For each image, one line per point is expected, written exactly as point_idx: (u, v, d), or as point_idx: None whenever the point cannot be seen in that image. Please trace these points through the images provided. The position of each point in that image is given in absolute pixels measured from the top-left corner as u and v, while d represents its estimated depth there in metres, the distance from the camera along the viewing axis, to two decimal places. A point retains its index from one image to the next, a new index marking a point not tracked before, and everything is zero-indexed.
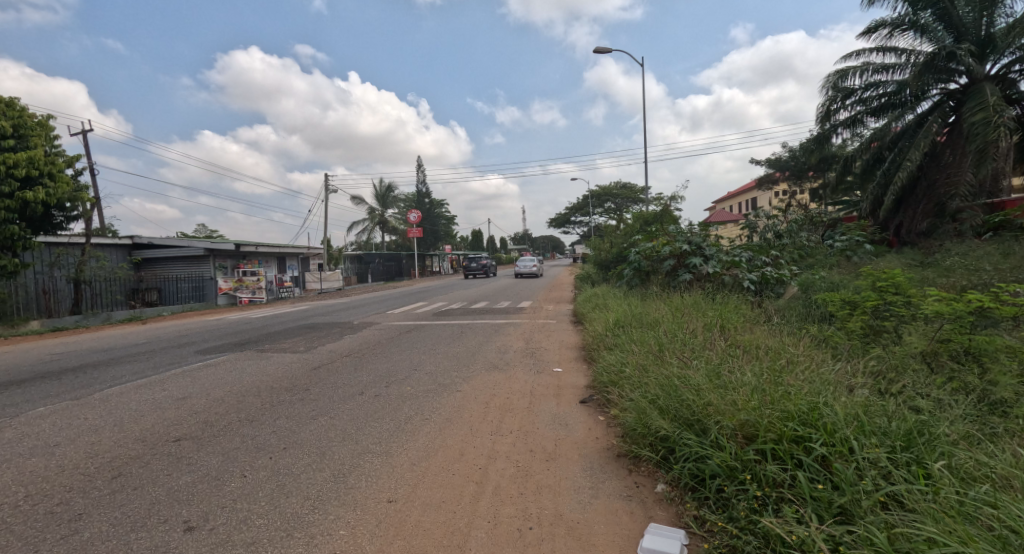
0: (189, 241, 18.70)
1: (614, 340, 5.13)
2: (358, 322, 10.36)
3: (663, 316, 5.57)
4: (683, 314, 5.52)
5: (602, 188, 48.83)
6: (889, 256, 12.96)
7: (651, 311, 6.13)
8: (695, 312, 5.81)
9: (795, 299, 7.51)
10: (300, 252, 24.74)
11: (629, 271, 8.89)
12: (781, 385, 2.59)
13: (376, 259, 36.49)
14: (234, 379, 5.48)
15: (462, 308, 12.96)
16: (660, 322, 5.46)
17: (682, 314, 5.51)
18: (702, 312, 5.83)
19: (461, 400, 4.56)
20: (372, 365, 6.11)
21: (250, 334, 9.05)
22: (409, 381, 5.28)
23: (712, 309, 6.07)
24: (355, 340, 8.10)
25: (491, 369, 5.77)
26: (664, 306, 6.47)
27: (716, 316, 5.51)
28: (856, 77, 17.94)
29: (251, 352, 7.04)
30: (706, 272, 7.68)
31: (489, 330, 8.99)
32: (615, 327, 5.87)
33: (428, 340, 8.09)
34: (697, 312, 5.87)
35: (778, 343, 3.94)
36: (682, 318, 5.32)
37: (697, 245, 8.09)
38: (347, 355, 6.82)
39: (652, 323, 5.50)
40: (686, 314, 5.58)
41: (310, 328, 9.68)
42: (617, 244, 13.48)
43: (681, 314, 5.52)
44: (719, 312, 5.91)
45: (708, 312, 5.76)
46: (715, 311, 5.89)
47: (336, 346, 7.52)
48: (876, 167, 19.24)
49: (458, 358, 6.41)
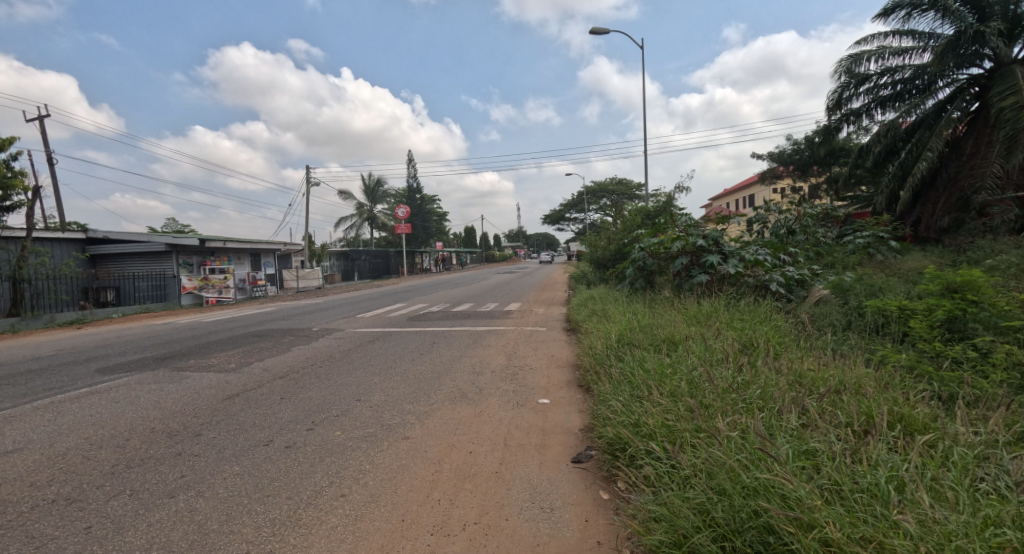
0: (150, 235, 17.11)
1: (619, 367, 3.82)
2: (318, 329, 8.98)
3: (683, 335, 4.28)
4: (709, 332, 4.21)
5: (597, 183, 47.59)
6: (914, 254, 11.76)
7: (664, 325, 4.81)
8: (722, 329, 4.51)
9: (833, 304, 6.26)
10: (276, 248, 23.19)
11: (632, 271, 7.53)
12: (985, 518, 1.26)
13: (363, 255, 35.13)
14: (111, 416, 4.05)
15: (442, 311, 11.57)
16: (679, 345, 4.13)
17: (710, 332, 4.22)
18: (729, 328, 4.53)
19: (404, 457, 3.22)
20: (306, 393, 4.73)
21: (185, 344, 7.62)
22: (342, 421, 3.91)
23: (743, 324, 4.74)
24: (304, 355, 6.70)
25: (456, 400, 4.44)
26: (679, 316, 5.15)
27: (751, 335, 4.21)
28: (870, 62, 16.75)
29: (165, 372, 5.63)
30: (726, 272, 6.37)
31: (467, 340, 7.61)
32: (616, 347, 4.56)
33: (393, 354, 6.71)
34: (724, 328, 4.56)
35: (868, 391, 2.64)
36: (709, 339, 4.01)
37: (715, 240, 6.75)
38: (282, 377, 5.41)
39: (669, 343, 4.23)
40: (713, 332, 4.26)
41: (258, 337, 8.25)
42: (617, 239, 12.11)
43: (709, 332, 4.23)
44: (752, 327, 4.58)
45: (740, 330, 4.44)
46: (746, 327, 4.58)
47: (276, 363, 6.10)
48: (888, 161, 18.07)
49: (418, 382, 5.05)
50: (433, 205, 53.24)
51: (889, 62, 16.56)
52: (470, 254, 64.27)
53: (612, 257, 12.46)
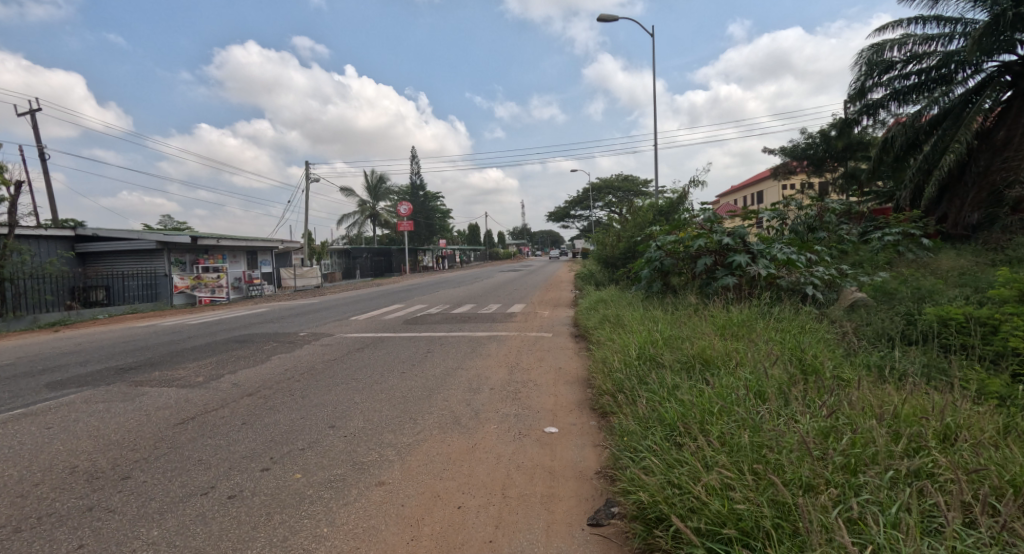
0: (140, 232, 16.48)
1: (643, 396, 3.12)
2: (305, 334, 8.32)
3: (720, 354, 3.55)
4: (748, 350, 3.51)
5: (602, 180, 46.78)
6: (948, 253, 10.92)
7: (691, 338, 4.11)
8: (762, 346, 3.79)
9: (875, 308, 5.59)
10: (274, 246, 22.60)
11: (647, 273, 6.78)
12: None
13: (364, 253, 34.67)
14: (31, 448, 3.36)
15: (440, 313, 10.88)
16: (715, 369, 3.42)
17: (750, 351, 3.51)
18: (771, 345, 3.81)
19: (373, 515, 2.52)
20: (270, 417, 4.04)
21: (157, 352, 6.96)
22: (304, 459, 3.19)
23: (784, 338, 4.04)
24: (283, 365, 6.02)
25: (447, 428, 3.74)
26: (707, 328, 4.44)
27: (799, 355, 3.51)
28: (895, 49, 15.82)
29: (121, 387, 4.96)
30: (756, 274, 5.64)
31: (466, 348, 6.90)
32: (633, 366, 3.83)
33: (382, 364, 6.03)
34: (764, 345, 3.85)
35: (996, 445, 1.94)
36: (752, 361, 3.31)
37: (743, 238, 6.02)
38: (250, 395, 4.72)
39: (701, 362, 3.53)
40: (753, 350, 3.57)
41: (239, 343, 7.58)
42: (628, 236, 11.36)
43: (748, 350, 3.53)
44: (796, 344, 3.87)
45: (785, 347, 3.72)
46: (790, 344, 3.86)
47: (248, 376, 5.41)
48: (908, 155, 17.20)
49: (404, 403, 4.35)
50: (436, 202, 52.63)
51: (916, 49, 15.54)
52: (473, 251, 63.64)
53: (622, 255, 11.70)
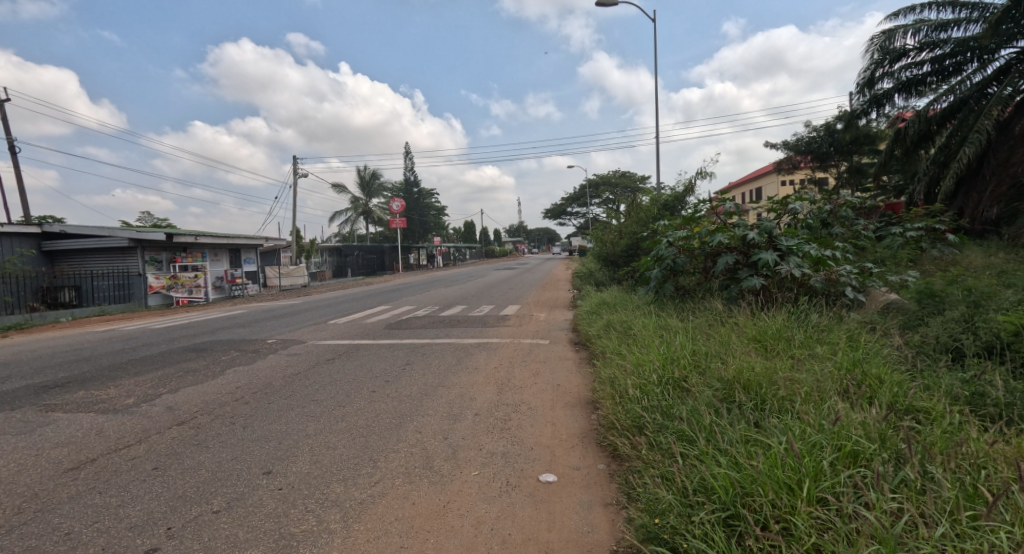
0: (111, 230, 15.47)
1: (675, 450, 2.31)
2: (275, 341, 7.47)
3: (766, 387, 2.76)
4: (802, 380, 2.73)
5: (599, 177, 46.04)
6: (973, 250, 10.15)
7: (721, 358, 3.32)
8: (815, 372, 3.00)
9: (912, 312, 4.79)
10: (258, 243, 21.64)
11: (657, 274, 5.99)
12: None
13: (356, 251, 33.89)
14: None
15: (428, 316, 10.05)
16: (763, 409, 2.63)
17: (804, 381, 2.73)
18: (825, 370, 3.03)
19: None
20: (191, 458, 3.17)
21: (97, 364, 6.06)
22: (214, 530, 2.33)
23: (836, 358, 3.27)
24: (237, 381, 5.17)
25: (415, 476, 2.91)
26: (736, 343, 3.65)
27: (868, 391, 2.73)
28: (908, 36, 15.00)
29: (28, 413, 4.08)
30: (788, 275, 4.84)
31: (451, 359, 6.05)
32: (653, 400, 3.02)
33: (350, 380, 5.18)
34: (816, 370, 3.06)
35: None
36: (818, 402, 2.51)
37: (770, 232, 5.20)
38: (181, 424, 3.85)
39: (742, 395, 2.74)
40: (808, 378, 2.78)
41: (196, 353, 6.68)
42: (631, 232, 10.53)
43: (802, 379, 2.74)
44: (854, 366, 3.10)
45: (845, 376, 2.94)
46: (847, 368, 3.08)
47: (186, 398, 4.51)
48: (920, 148, 16.47)
49: (368, 437, 3.54)
50: (430, 199, 51.76)
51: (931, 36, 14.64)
52: (469, 249, 62.73)
53: (625, 253, 10.86)
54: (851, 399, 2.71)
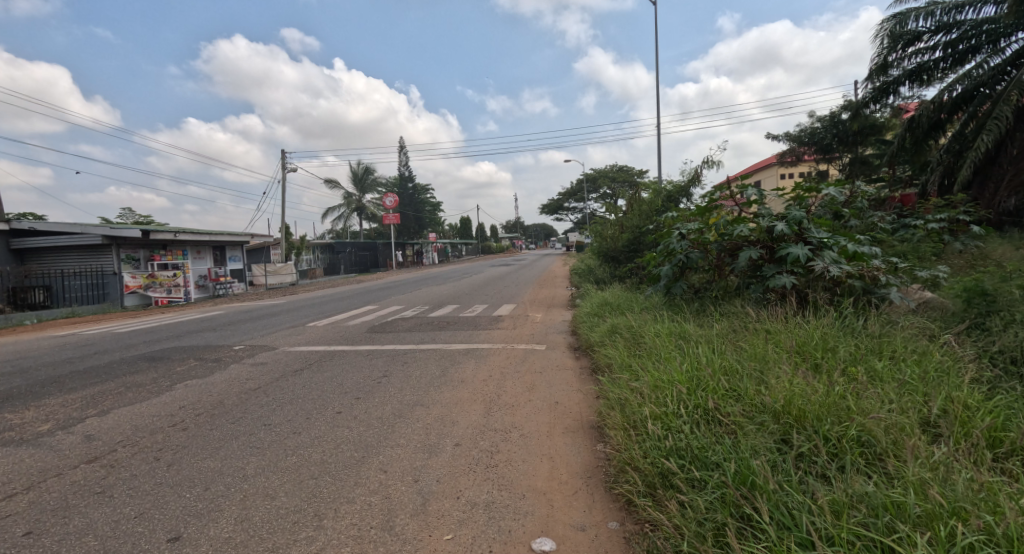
0: (84, 226, 14.63)
1: (729, 539, 1.62)
2: (243, 348, 6.74)
3: (830, 431, 2.12)
4: (877, 418, 2.08)
5: (597, 171, 45.32)
6: (999, 243, 9.49)
7: (760, 383, 2.66)
8: (883, 404, 2.36)
9: (962, 303, 4.13)
10: (244, 240, 20.81)
11: (668, 271, 5.27)
12: None
13: (349, 248, 33.16)
14: None
15: (415, 317, 9.34)
16: (828, 464, 1.98)
17: (882, 420, 2.08)
18: (895, 399, 2.39)
19: None
20: (82, 516, 2.43)
21: (33, 377, 5.32)
22: None
23: (900, 378, 2.65)
24: (185, 400, 4.45)
25: (369, 542, 2.21)
26: (772, 358, 2.99)
27: (968, 436, 2.07)
28: (922, 19, 14.14)
29: None
30: (823, 274, 4.13)
31: (435, 369, 5.33)
32: (681, 440, 2.34)
33: (314, 398, 4.44)
34: (882, 400, 2.42)
35: None
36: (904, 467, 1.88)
37: (801, 223, 4.48)
38: (92, 461, 3.09)
39: (806, 444, 2.05)
40: (883, 414, 2.14)
41: (149, 363, 5.93)
42: (634, 226, 9.81)
43: (877, 417, 2.09)
44: (928, 392, 2.46)
45: (926, 412, 2.29)
46: (925, 398, 2.42)
47: (106, 425, 3.74)
48: (929, 138, 15.86)
49: (320, 479, 2.83)
50: (426, 195, 50.91)
51: (947, 17, 13.89)
52: (465, 245, 61.89)
53: (627, 248, 10.15)
54: (950, 447, 2.03)
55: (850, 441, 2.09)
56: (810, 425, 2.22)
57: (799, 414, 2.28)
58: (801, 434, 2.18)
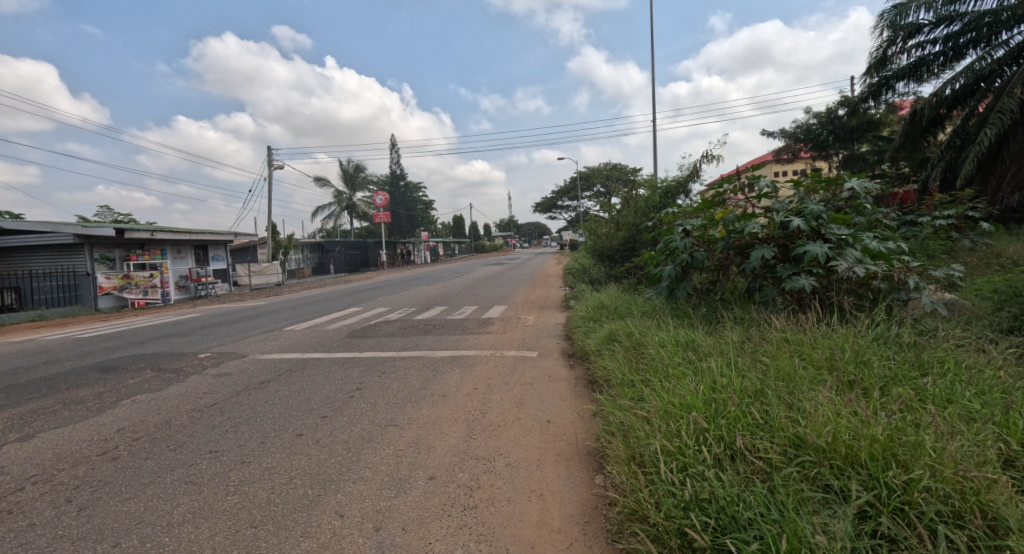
0: (54, 224, 13.91)
1: None
2: (208, 356, 6.18)
3: (895, 479, 1.67)
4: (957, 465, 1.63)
5: (591, 169, 44.91)
6: (1008, 241, 9.14)
7: (793, 412, 2.20)
8: (949, 438, 1.92)
9: (998, 308, 3.70)
10: (227, 239, 20.11)
11: (671, 272, 4.78)
12: None
13: (338, 247, 32.46)
14: None
15: (400, 320, 8.82)
16: (901, 529, 1.53)
17: (961, 467, 1.63)
18: (965, 431, 1.94)
19: None
20: None
21: None
22: None
23: (959, 401, 2.22)
24: (129, 419, 3.91)
25: None
26: (802, 378, 2.54)
27: None
28: (923, 10, 13.77)
29: None
30: (846, 275, 3.67)
31: (415, 381, 4.83)
32: (703, 491, 1.88)
33: (276, 416, 3.93)
34: (946, 432, 1.98)
35: None
36: (1005, 541, 1.43)
37: (819, 218, 4.00)
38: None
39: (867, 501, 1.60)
40: (960, 458, 1.69)
41: (101, 374, 5.36)
42: (630, 224, 9.35)
43: (955, 463, 1.65)
44: (1000, 421, 2.02)
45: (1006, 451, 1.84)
46: (1000, 429, 1.97)
47: (23, 455, 3.19)
48: (928, 134, 15.58)
49: (259, 531, 2.31)
50: (418, 193, 50.21)
51: (948, 9, 13.56)
52: (456, 243, 61.16)
53: (623, 247, 9.68)
54: None
55: (921, 492, 1.64)
56: (866, 468, 1.77)
57: (851, 455, 1.82)
58: (857, 484, 1.73)
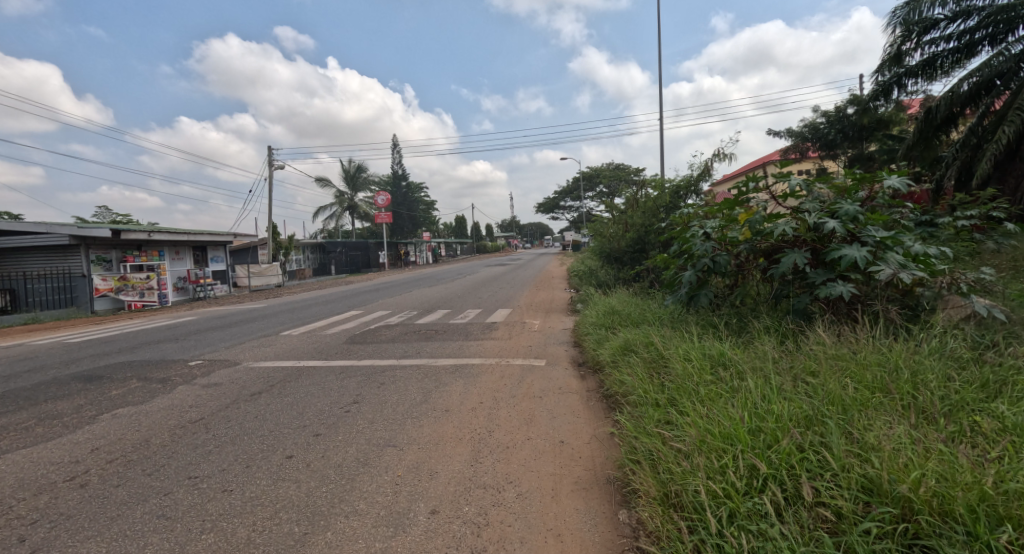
0: (49, 225, 13.62)
1: None
2: (199, 364, 5.88)
3: (1010, 541, 1.34)
4: None
5: (594, 169, 44.69)
6: None
7: (857, 447, 1.88)
8: None
9: None
10: (226, 240, 19.85)
11: (690, 278, 4.43)
12: None
13: (339, 248, 32.26)
14: None
15: (401, 325, 8.52)
16: None
17: None
18: None
19: None
20: None
21: None
22: None
23: None
24: (106, 437, 3.60)
25: None
26: (860, 406, 2.21)
27: None
28: (939, 4, 13.38)
29: None
30: (888, 281, 3.34)
31: (416, 393, 4.53)
32: (760, 551, 1.57)
33: (266, 434, 3.61)
34: None
35: None
36: None
37: (855, 220, 3.67)
38: None
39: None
40: None
41: (84, 384, 5.06)
42: (639, 224, 9.02)
43: None
44: None
45: None
46: None
47: None
48: (941, 133, 15.20)
49: None
50: (420, 193, 49.97)
51: (965, 3, 13.19)
52: (458, 244, 60.94)
53: (632, 248, 9.35)
54: None
55: None
56: (966, 524, 1.44)
57: (942, 506, 1.50)
58: (957, 545, 1.40)
